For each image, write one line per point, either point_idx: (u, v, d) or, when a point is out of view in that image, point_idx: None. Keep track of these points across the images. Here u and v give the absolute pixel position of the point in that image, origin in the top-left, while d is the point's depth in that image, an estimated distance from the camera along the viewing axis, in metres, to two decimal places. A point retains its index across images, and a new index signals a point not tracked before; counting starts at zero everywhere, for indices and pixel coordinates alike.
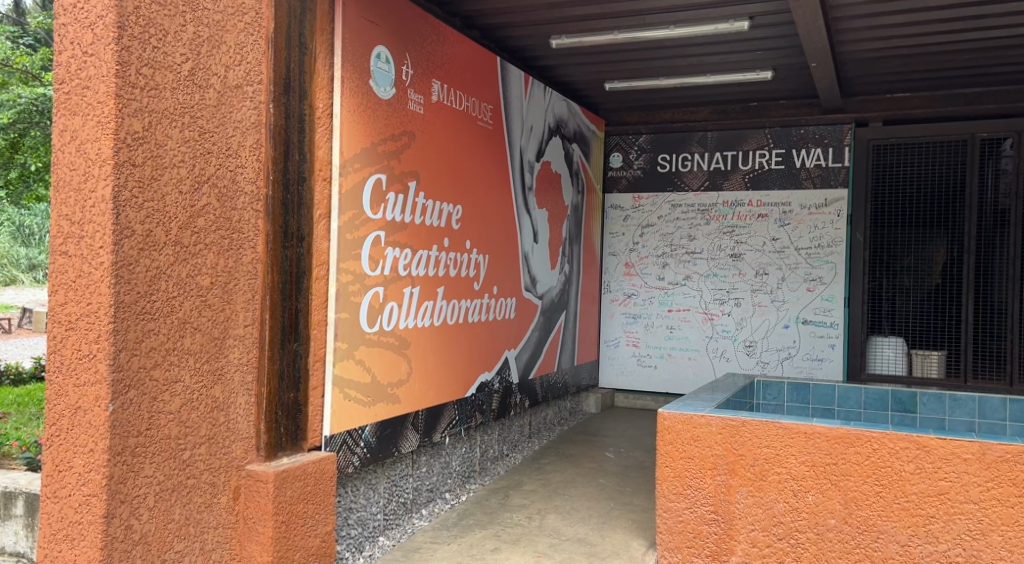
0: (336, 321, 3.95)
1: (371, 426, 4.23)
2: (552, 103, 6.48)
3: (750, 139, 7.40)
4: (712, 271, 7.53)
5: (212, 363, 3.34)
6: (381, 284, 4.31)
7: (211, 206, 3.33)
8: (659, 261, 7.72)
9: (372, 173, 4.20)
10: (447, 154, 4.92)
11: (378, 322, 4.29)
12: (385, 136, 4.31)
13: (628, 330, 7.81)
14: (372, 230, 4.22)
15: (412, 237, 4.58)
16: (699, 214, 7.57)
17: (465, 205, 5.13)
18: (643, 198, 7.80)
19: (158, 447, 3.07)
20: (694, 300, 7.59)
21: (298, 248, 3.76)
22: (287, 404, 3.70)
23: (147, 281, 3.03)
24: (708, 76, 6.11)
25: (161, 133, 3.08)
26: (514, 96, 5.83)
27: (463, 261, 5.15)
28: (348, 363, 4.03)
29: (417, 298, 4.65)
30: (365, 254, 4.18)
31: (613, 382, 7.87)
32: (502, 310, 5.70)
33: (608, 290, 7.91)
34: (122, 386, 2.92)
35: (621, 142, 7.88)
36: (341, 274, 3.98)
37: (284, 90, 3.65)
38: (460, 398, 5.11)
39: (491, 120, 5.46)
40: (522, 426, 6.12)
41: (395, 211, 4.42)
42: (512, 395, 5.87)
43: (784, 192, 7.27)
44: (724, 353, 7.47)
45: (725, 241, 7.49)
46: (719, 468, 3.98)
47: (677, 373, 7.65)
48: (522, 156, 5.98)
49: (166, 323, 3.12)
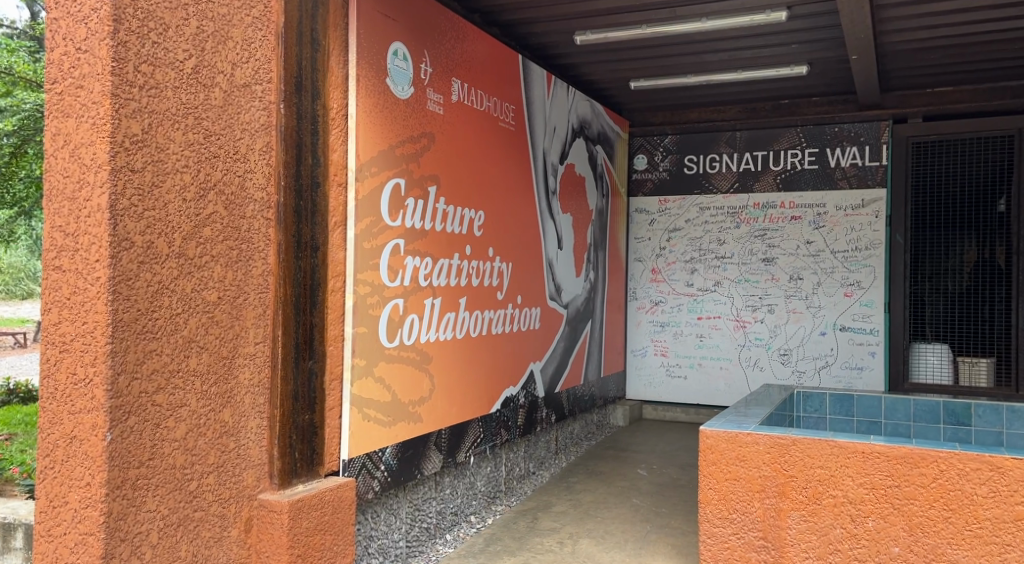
0: (353, 337, 3.69)
1: (392, 447, 3.97)
2: (576, 104, 6.22)
3: (781, 138, 7.10)
4: (744, 277, 7.23)
5: (220, 384, 3.08)
6: (401, 296, 4.05)
7: (217, 214, 3.07)
8: (687, 266, 7.43)
9: (390, 177, 3.95)
10: (468, 156, 4.65)
11: (398, 336, 4.03)
12: (403, 138, 4.05)
13: (656, 339, 7.51)
14: (391, 238, 3.97)
15: (433, 245, 4.32)
16: (728, 217, 7.27)
17: (487, 211, 4.87)
18: (669, 201, 7.50)
19: (160, 478, 2.81)
20: (725, 306, 7.29)
21: (312, 259, 3.51)
22: (302, 428, 3.44)
23: (148, 297, 2.77)
24: (740, 72, 5.83)
25: (162, 136, 2.82)
26: (537, 96, 5.57)
27: (487, 270, 4.89)
28: (366, 381, 3.77)
29: (439, 309, 4.38)
30: (384, 264, 3.92)
31: (640, 393, 7.56)
32: (528, 320, 5.43)
33: (634, 297, 7.61)
34: (121, 413, 2.67)
35: (646, 143, 7.59)
36: (359, 286, 3.72)
37: (295, 89, 3.41)
38: (485, 415, 4.85)
39: (514, 121, 5.19)
40: (548, 442, 5.86)
41: (415, 217, 4.15)
42: (538, 410, 5.59)
43: (818, 193, 6.96)
44: (757, 362, 7.17)
45: (757, 244, 7.18)
46: (768, 491, 3.69)
47: (708, 384, 7.34)
48: (546, 158, 5.71)
49: (169, 343, 2.86)
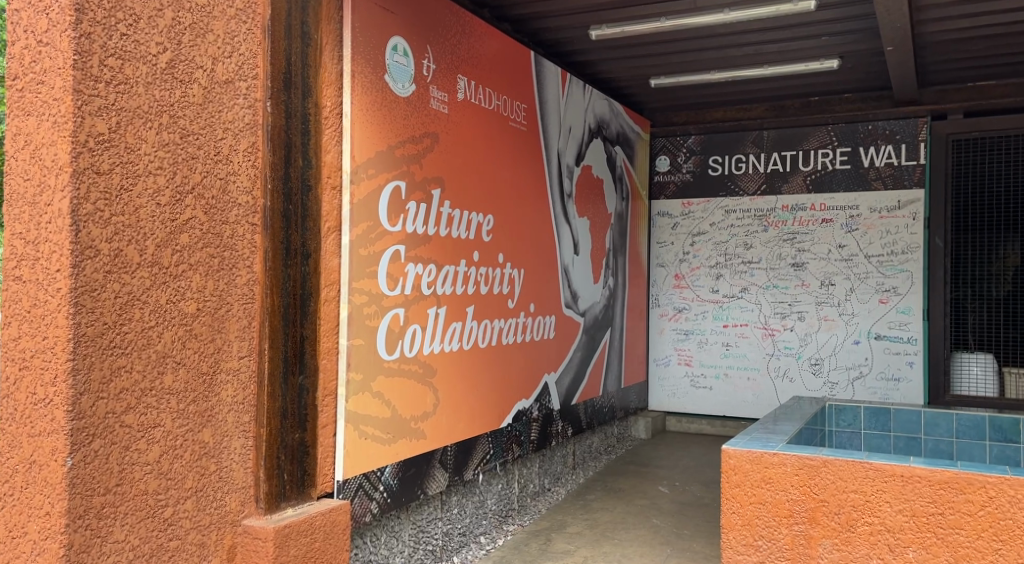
0: (348, 349, 3.47)
1: (392, 466, 3.74)
2: (593, 103, 5.96)
3: (811, 138, 6.77)
4: (772, 283, 6.91)
5: (199, 402, 2.86)
6: (402, 305, 3.83)
7: (195, 220, 2.86)
8: (712, 272, 7.13)
9: (390, 180, 3.73)
10: (475, 157, 4.42)
11: (399, 348, 3.80)
12: (404, 138, 3.82)
13: (679, 347, 7.21)
14: (391, 245, 3.74)
15: (437, 251, 4.09)
16: (756, 220, 6.96)
17: (497, 215, 4.63)
18: (693, 204, 7.21)
19: (131, 505, 2.60)
20: (752, 314, 6.97)
21: (302, 267, 3.30)
22: (291, 447, 3.23)
23: (116, 310, 2.56)
24: (766, 68, 5.52)
25: (133, 135, 2.61)
26: (551, 95, 5.32)
27: (497, 277, 4.65)
28: (363, 397, 3.56)
29: (444, 319, 4.15)
30: (382, 272, 3.69)
31: (663, 404, 7.26)
32: (542, 330, 5.17)
33: (657, 304, 7.33)
34: (84, 436, 2.46)
35: (669, 144, 7.30)
36: (354, 295, 3.51)
37: (283, 86, 3.20)
38: (494, 430, 4.60)
39: (526, 120, 4.95)
40: (564, 456, 5.60)
41: (416, 222, 3.92)
42: (553, 424, 5.34)
43: (850, 194, 6.62)
44: (787, 372, 6.84)
45: (785, 248, 6.86)
46: (797, 516, 3.40)
47: (735, 395, 7.02)
48: (561, 160, 5.46)
49: (140, 359, 2.64)
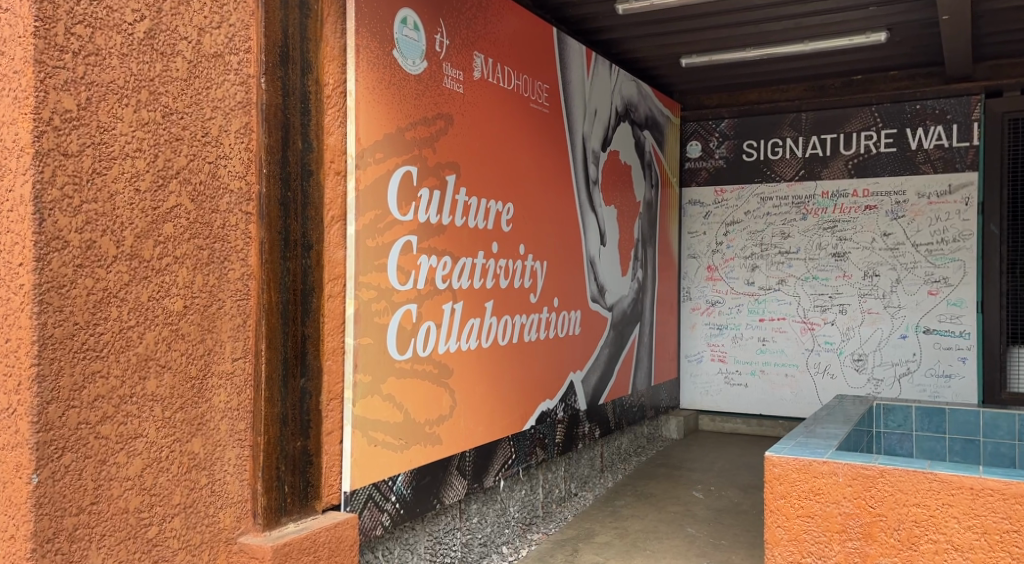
0: (355, 349, 3.20)
1: (404, 474, 3.46)
2: (620, 84, 5.63)
3: (853, 119, 6.38)
4: (811, 274, 6.54)
5: (187, 410, 2.59)
6: (415, 300, 3.54)
7: (182, 208, 2.58)
8: (747, 263, 6.76)
9: (399, 165, 3.44)
10: (494, 141, 4.11)
11: (411, 347, 3.51)
12: (414, 120, 3.53)
13: (712, 343, 6.88)
14: (401, 235, 3.45)
15: (452, 242, 3.79)
16: (793, 207, 6.58)
17: (517, 203, 4.32)
18: (726, 191, 6.85)
19: (108, 526, 2.33)
20: (790, 307, 6.61)
21: (303, 259, 3.02)
22: (292, 457, 2.96)
23: (89, 308, 2.30)
24: (807, 44, 5.19)
25: (107, 113, 2.34)
26: (575, 75, 5.01)
27: (518, 270, 4.34)
28: (372, 400, 3.28)
29: (461, 316, 3.85)
30: (392, 265, 3.40)
31: (696, 403, 6.93)
32: (566, 326, 4.87)
33: (688, 297, 6.99)
34: (53, 450, 2.20)
35: (700, 128, 6.95)
36: (361, 290, 3.23)
37: (280, 61, 2.92)
38: (517, 433, 4.31)
39: (548, 102, 4.64)
40: (592, 459, 5.30)
41: (429, 211, 3.63)
42: (580, 425, 5.03)
43: (895, 178, 6.23)
44: (828, 368, 6.47)
45: (826, 238, 6.48)
46: (851, 532, 3.06)
47: (772, 393, 6.66)
48: (586, 145, 5.14)
49: (118, 362, 2.37)
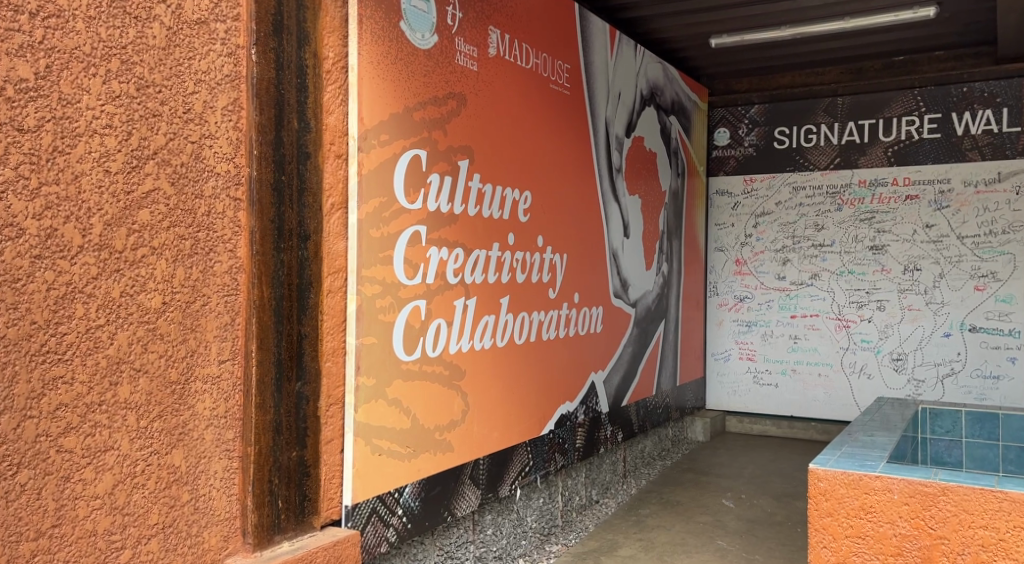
0: (356, 349, 2.92)
1: (412, 484, 3.18)
2: (645, 66, 5.32)
3: (894, 103, 6.04)
4: (847, 268, 6.20)
5: (166, 418, 2.31)
6: (423, 296, 3.26)
7: (160, 192, 2.30)
8: (778, 257, 6.44)
9: (408, 148, 3.15)
10: (510, 124, 3.82)
11: (420, 347, 3.23)
12: (424, 99, 3.24)
13: (740, 340, 6.55)
14: (410, 225, 3.17)
15: (465, 233, 3.50)
16: (828, 198, 6.26)
17: (536, 192, 4.03)
18: (755, 181, 6.53)
19: (73, 551, 2.06)
20: (824, 303, 6.28)
21: (300, 250, 2.74)
22: (287, 469, 2.68)
23: (50, 305, 2.02)
24: (848, 20, 5.01)
25: (70, 83, 2.06)
26: (598, 56, 4.71)
27: (536, 264, 4.05)
28: (377, 405, 3.00)
29: (474, 313, 3.56)
30: (399, 258, 3.12)
31: (722, 403, 6.62)
32: (588, 323, 4.57)
33: (715, 292, 6.67)
34: (6, 466, 1.93)
35: (728, 114, 6.63)
36: (364, 285, 2.95)
37: (273, 30, 2.63)
38: (534, 438, 4.03)
39: (569, 83, 4.34)
40: (614, 464, 5.02)
41: (440, 198, 3.34)
42: (601, 428, 4.75)
43: (939, 167, 5.89)
44: (864, 368, 6.14)
45: (863, 230, 6.15)
46: (908, 555, 2.74)
47: (804, 393, 6.34)
48: (609, 131, 4.84)
49: (84, 367, 2.09)
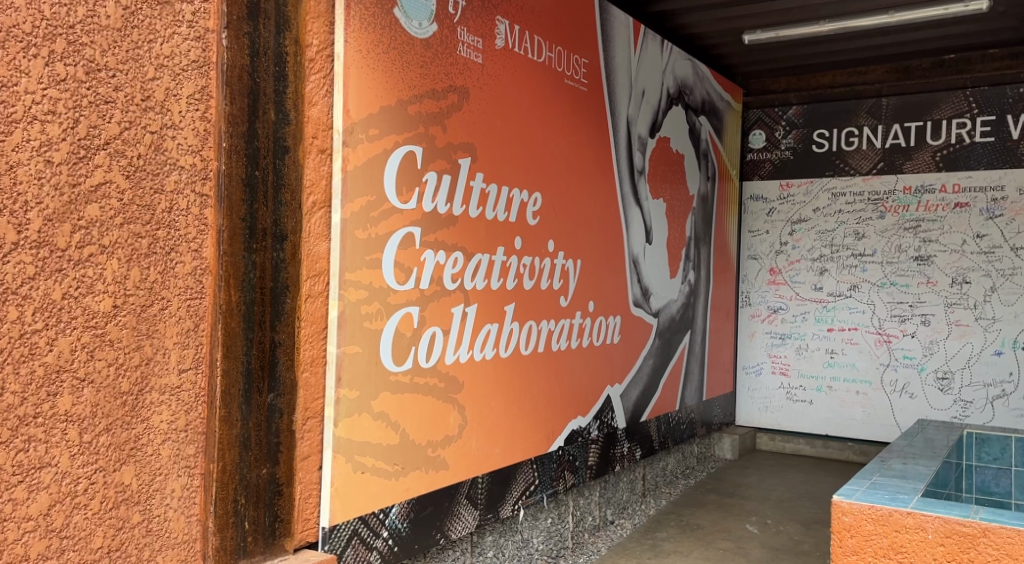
0: (338, 359, 2.71)
1: (399, 505, 2.97)
2: (672, 63, 5.07)
3: (943, 105, 5.68)
4: (889, 279, 5.84)
5: (114, 432, 2.12)
6: (416, 303, 3.05)
7: (112, 185, 2.12)
8: (815, 266, 6.11)
9: (402, 143, 2.94)
10: (518, 121, 3.59)
11: (411, 357, 3.03)
12: (421, 91, 3.03)
13: (773, 354, 6.23)
14: (402, 226, 2.96)
15: (466, 236, 3.29)
16: (869, 204, 5.90)
17: (546, 193, 3.81)
18: (792, 185, 6.21)
19: None
20: (863, 316, 5.93)
21: (275, 251, 2.53)
22: (256, 487, 2.48)
23: None
24: (891, 15, 4.71)
25: (5, 66, 1.89)
26: (620, 51, 4.47)
27: (545, 270, 3.84)
28: (360, 419, 2.79)
29: (475, 321, 3.36)
30: (389, 262, 2.91)
31: (753, 419, 6.30)
32: (602, 334, 4.36)
33: (747, 303, 6.35)
34: None
35: (764, 116, 6.33)
36: (347, 290, 2.74)
37: (248, 14, 2.44)
38: (541, 455, 3.80)
39: (585, 79, 4.11)
40: (631, 483, 4.76)
41: (437, 199, 3.13)
42: (616, 445, 4.50)
43: (991, 172, 5.51)
44: (906, 387, 5.76)
45: (907, 239, 5.78)
46: None
47: (841, 412, 5.98)
48: (631, 131, 4.60)
49: (17, 376, 1.91)
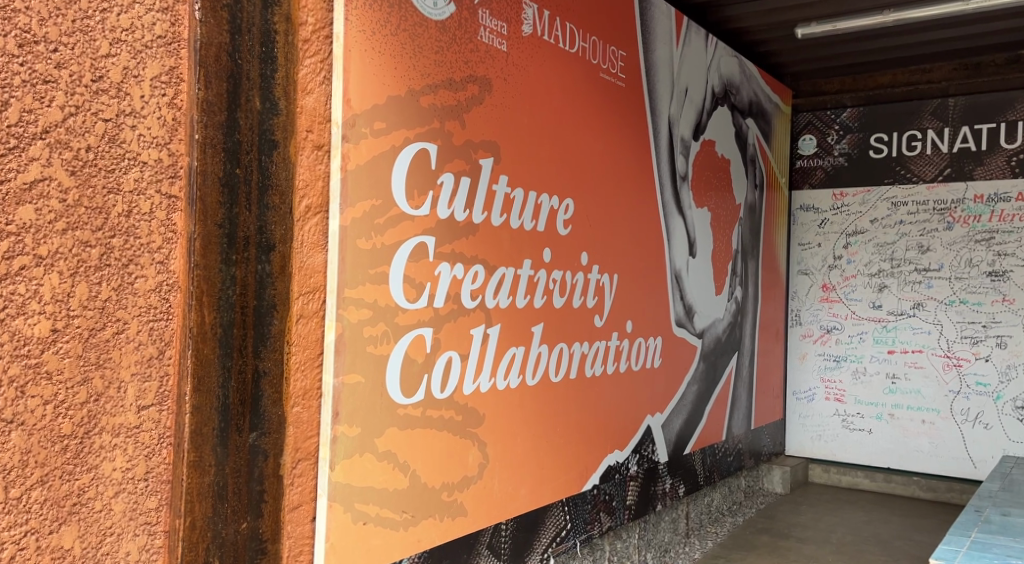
0: (334, 391, 2.30)
1: (408, 559, 2.56)
2: (717, 60, 4.64)
3: (1018, 105, 5.22)
4: (958, 296, 5.37)
5: (52, 485, 1.72)
6: (430, 324, 2.64)
7: (53, 183, 1.74)
8: (873, 282, 5.66)
9: (415, 140, 2.56)
10: (548, 118, 3.20)
11: (424, 387, 2.62)
12: (436, 80, 2.64)
13: (827, 378, 5.81)
14: (415, 235, 2.57)
15: (488, 246, 2.90)
16: (935, 215, 5.46)
17: (580, 200, 3.41)
18: (847, 195, 5.79)
19: None
20: (928, 337, 5.46)
21: (260, 263, 2.12)
22: (234, 547, 2.04)
23: None
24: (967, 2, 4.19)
25: None
26: (662, 44, 4.06)
27: (578, 285, 3.42)
28: (362, 461, 2.38)
29: (498, 344, 2.96)
30: (397, 276, 2.51)
31: (805, 449, 5.86)
32: (642, 357, 3.93)
33: (798, 322, 5.94)
34: None
35: (816, 119, 5.94)
36: (347, 310, 2.33)
37: None
38: (574, 495, 3.39)
39: (623, 73, 3.71)
40: (673, 522, 4.30)
41: (455, 204, 2.74)
42: (658, 481, 4.07)
43: None
44: (980, 416, 5.26)
45: (978, 252, 5.32)
46: None
47: (904, 442, 5.51)
48: (673, 132, 4.18)
49: None
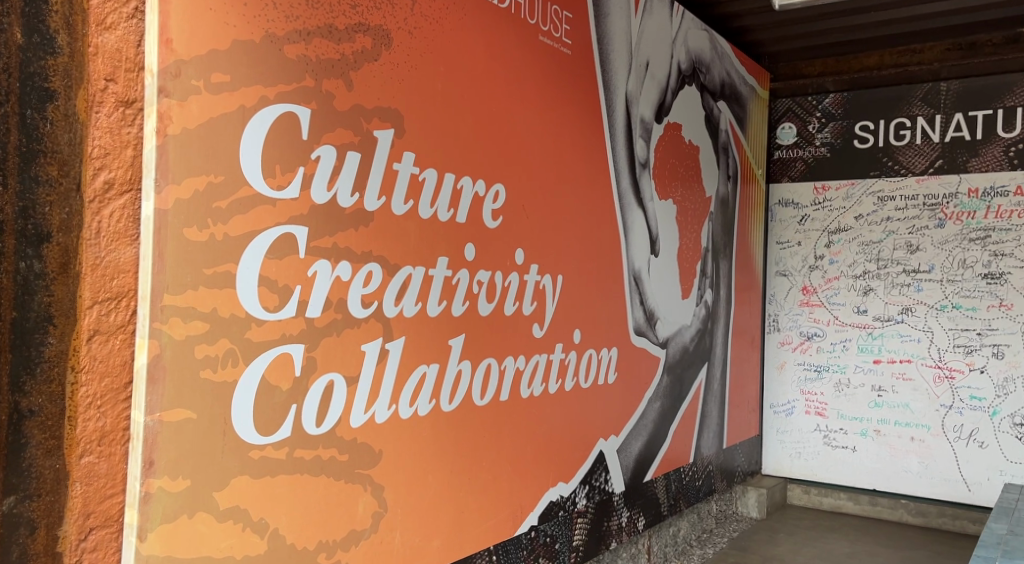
0: (147, 433, 1.70)
1: None
2: (684, 33, 4.08)
3: (1017, 89, 4.71)
4: (950, 301, 4.85)
5: None
6: (301, 340, 2.05)
7: None
8: (858, 285, 5.14)
9: (278, 102, 1.97)
10: (469, 83, 2.61)
11: (290, 421, 2.03)
12: (309, 25, 2.05)
13: (806, 390, 5.28)
14: (278, 225, 1.98)
15: (388, 240, 2.31)
16: (925, 210, 4.93)
17: (512, 187, 2.83)
18: (829, 188, 5.26)
19: None
20: (918, 346, 4.93)
21: (21, 263, 1.57)
22: None
23: None
24: None
25: None
26: (618, 10, 3.49)
27: (512, 289, 2.84)
28: (189, 524, 1.79)
29: (401, 362, 2.37)
30: (249, 278, 1.92)
31: (783, 469, 5.33)
32: (593, 372, 3.36)
33: (775, 328, 5.40)
34: None
35: (795, 106, 5.42)
36: (168, 323, 1.74)
37: None
38: (504, 541, 2.81)
39: (569, 39, 3.14)
40: (632, 559, 3.74)
41: (339, 186, 2.14)
42: (611, 516, 3.50)
43: None
44: (974, 434, 4.74)
45: (973, 252, 4.80)
46: None
47: (891, 461, 4.98)
48: (631, 112, 3.61)
49: None
